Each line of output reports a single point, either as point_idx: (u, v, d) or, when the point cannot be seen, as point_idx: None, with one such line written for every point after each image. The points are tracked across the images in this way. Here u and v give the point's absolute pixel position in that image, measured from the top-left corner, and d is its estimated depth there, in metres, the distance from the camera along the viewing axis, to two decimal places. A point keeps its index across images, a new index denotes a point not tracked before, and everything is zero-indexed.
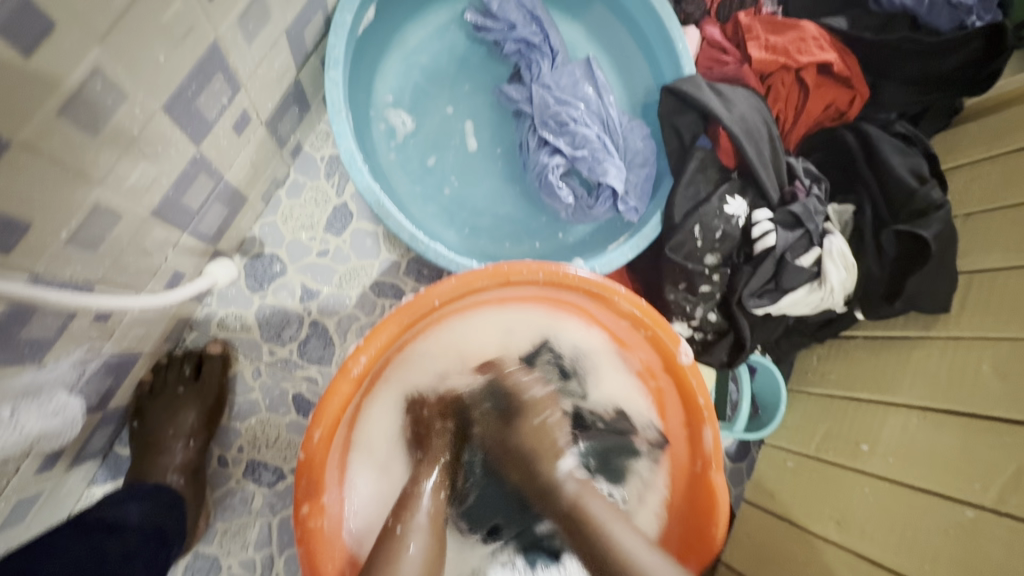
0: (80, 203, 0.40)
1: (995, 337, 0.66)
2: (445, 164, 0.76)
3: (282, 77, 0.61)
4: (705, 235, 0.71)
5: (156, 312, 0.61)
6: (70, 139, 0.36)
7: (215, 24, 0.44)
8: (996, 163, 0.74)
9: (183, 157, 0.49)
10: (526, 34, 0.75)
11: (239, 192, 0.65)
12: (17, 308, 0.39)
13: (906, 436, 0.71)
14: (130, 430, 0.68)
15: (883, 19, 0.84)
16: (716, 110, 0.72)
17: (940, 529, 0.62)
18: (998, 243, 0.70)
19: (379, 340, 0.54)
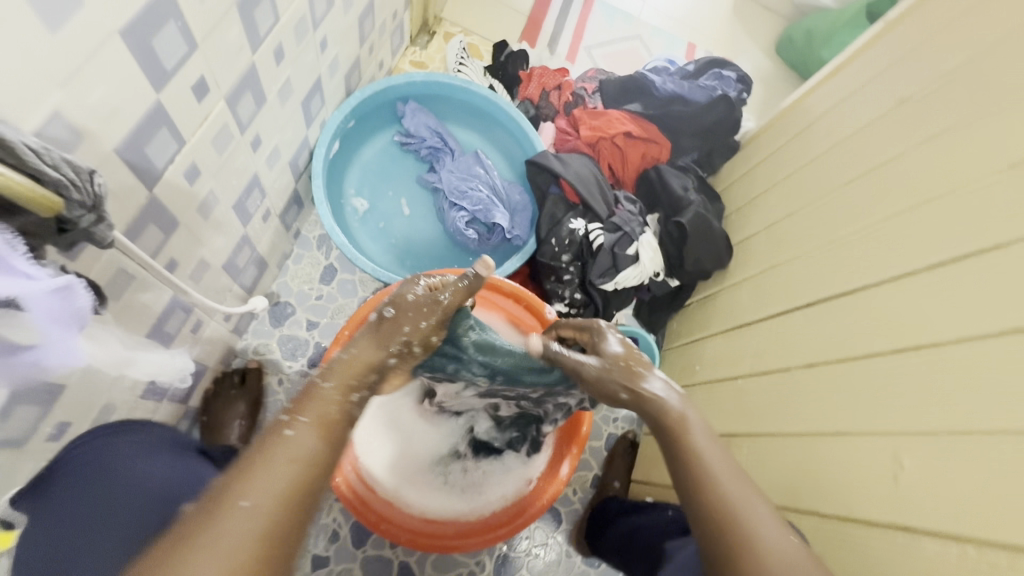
0: (195, 256, 0.79)
1: (746, 275, 1.08)
2: (393, 227, 1.19)
3: (287, 188, 1.04)
4: (559, 243, 1.12)
5: (217, 335, 0.98)
6: (197, 223, 0.76)
7: (255, 164, 0.86)
8: (746, 177, 1.24)
9: (237, 234, 0.90)
10: (434, 143, 1.23)
11: (264, 259, 1.06)
12: (167, 309, 0.77)
13: (716, 352, 1.07)
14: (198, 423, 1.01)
15: (665, 101, 1.33)
16: (556, 169, 1.16)
17: (732, 399, 0.96)
18: (746, 222, 1.16)
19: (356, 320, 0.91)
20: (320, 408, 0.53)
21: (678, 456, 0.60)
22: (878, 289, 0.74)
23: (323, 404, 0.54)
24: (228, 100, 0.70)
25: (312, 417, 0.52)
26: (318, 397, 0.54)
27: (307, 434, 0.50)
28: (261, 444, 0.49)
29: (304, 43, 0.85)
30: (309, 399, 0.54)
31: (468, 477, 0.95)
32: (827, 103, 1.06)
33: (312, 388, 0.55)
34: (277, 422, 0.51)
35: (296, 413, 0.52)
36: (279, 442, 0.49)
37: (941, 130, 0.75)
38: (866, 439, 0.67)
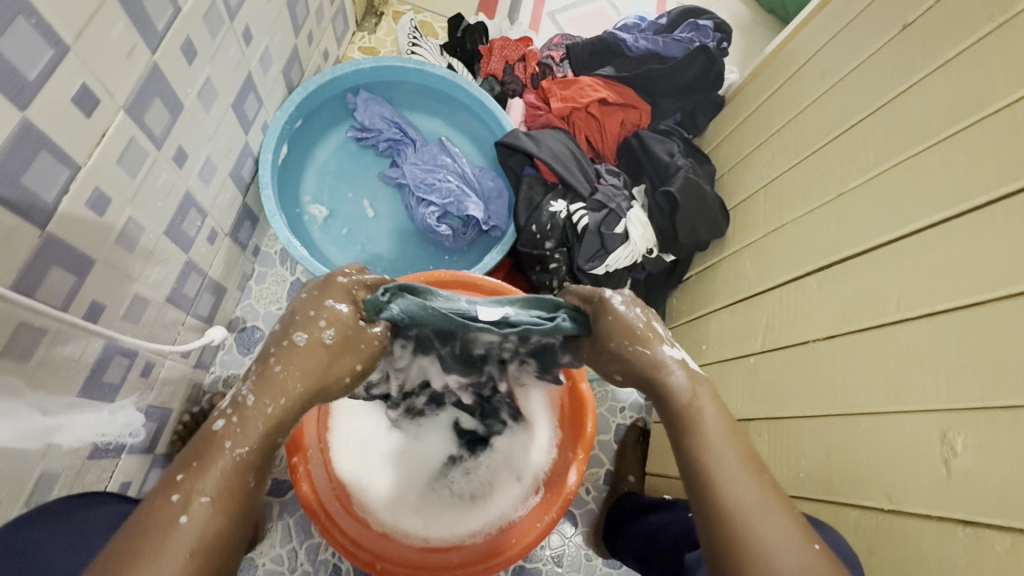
0: (127, 293, 0.69)
1: (747, 242, 0.99)
2: (358, 232, 1.10)
3: (233, 203, 0.93)
4: (540, 229, 1.03)
5: (178, 373, 0.89)
6: (121, 257, 0.66)
7: (185, 182, 0.76)
8: (734, 134, 1.14)
9: (179, 262, 0.80)
10: (392, 135, 1.13)
11: (220, 283, 0.96)
12: (104, 357, 0.67)
13: (722, 327, 0.99)
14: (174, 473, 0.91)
15: (640, 61, 1.22)
16: (529, 148, 1.06)
17: (745, 379, 0.89)
18: (739, 184, 1.07)
19: None
20: (222, 479, 0.45)
21: (686, 452, 0.51)
22: (901, 244, 0.66)
23: (224, 474, 0.45)
24: (129, 109, 0.60)
25: (217, 493, 0.44)
26: (229, 466, 0.45)
27: (205, 514, 0.43)
28: (141, 528, 0.41)
29: (221, 36, 0.74)
30: (209, 467, 0.45)
31: (472, 481, 0.88)
32: (814, 42, 0.96)
33: (215, 450, 0.46)
34: (165, 501, 0.42)
35: (195, 489, 0.43)
36: (171, 531, 0.41)
37: (954, 54, 0.66)
38: (906, 417, 0.59)
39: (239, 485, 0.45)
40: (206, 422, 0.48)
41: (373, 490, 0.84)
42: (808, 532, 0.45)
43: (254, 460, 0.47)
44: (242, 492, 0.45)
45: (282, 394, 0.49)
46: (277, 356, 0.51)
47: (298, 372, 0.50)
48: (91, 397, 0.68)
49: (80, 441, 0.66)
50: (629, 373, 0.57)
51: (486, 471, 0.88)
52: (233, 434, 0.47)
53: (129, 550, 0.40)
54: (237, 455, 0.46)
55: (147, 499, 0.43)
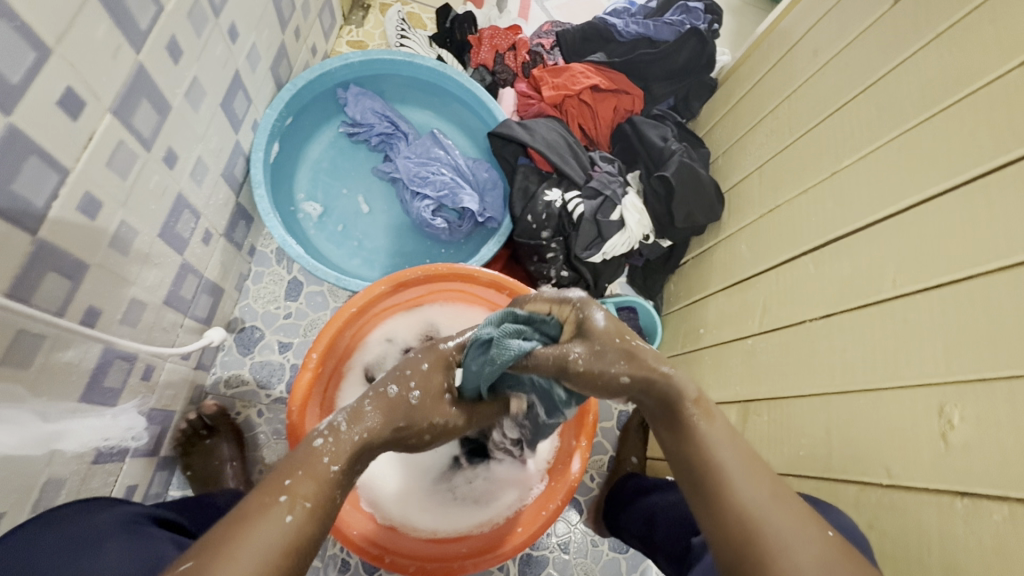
0: (123, 297, 0.69)
1: (743, 225, 0.98)
2: (353, 229, 1.10)
3: (227, 204, 0.93)
4: (536, 219, 1.02)
5: (179, 375, 0.89)
6: (115, 260, 0.66)
7: (177, 185, 0.75)
8: (728, 116, 1.14)
9: (175, 264, 0.80)
10: (383, 129, 1.12)
11: (217, 284, 0.96)
12: (103, 361, 0.67)
13: (720, 311, 0.99)
14: (186, 478, 0.92)
15: (630, 46, 1.21)
16: (522, 138, 1.05)
17: (745, 361, 0.89)
18: (734, 167, 1.06)
19: (322, 340, 0.82)
20: (318, 489, 0.48)
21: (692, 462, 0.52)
22: (896, 220, 0.65)
23: (320, 485, 0.48)
24: (116, 111, 0.60)
25: (315, 501, 0.47)
26: (321, 477, 0.49)
27: (305, 517, 0.45)
28: (244, 521, 0.43)
29: (206, 34, 0.73)
30: (310, 476, 0.48)
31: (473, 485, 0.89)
32: (805, 21, 0.96)
33: (317, 463, 0.50)
34: (273, 500, 0.45)
35: (300, 493, 0.46)
36: (276, 528, 0.43)
37: (948, 26, 0.65)
38: (905, 392, 0.59)
39: (327, 497, 0.48)
40: (307, 439, 0.52)
41: (383, 487, 0.86)
42: (818, 520, 0.48)
43: (342, 479, 0.51)
44: (330, 503, 0.48)
45: (368, 428, 0.55)
46: (370, 399, 0.58)
47: (381, 409, 0.57)
48: (92, 402, 0.68)
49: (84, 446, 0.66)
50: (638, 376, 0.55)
51: (488, 474, 0.90)
52: (330, 451, 0.51)
53: (231, 543, 0.41)
54: (332, 470, 0.50)
55: (253, 495, 0.46)
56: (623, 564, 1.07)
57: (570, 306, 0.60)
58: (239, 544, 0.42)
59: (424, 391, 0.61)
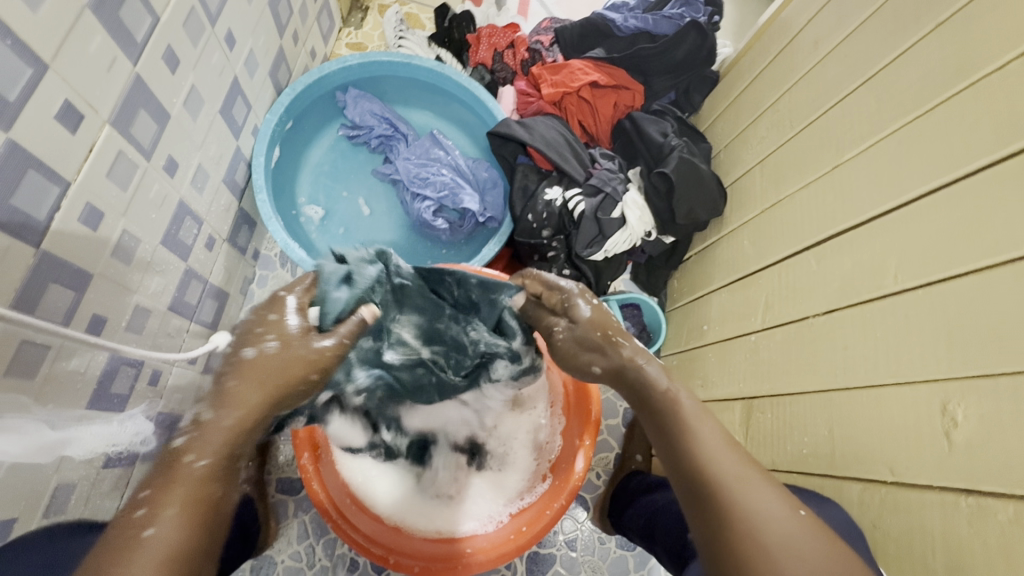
0: (127, 305, 0.70)
1: (745, 220, 0.97)
2: (356, 231, 1.11)
3: (229, 209, 0.94)
4: (536, 218, 1.02)
5: (187, 380, 0.91)
6: (117, 268, 0.66)
7: (178, 193, 0.76)
8: (729, 110, 1.13)
9: (178, 271, 0.81)
10: (383, 132, 1.12)
11: (222, 289, 0.97)
12: (110, 368, 0.69)
13: (723, 307, 0.99)
14: None
15: (630, 41, 1.20)
16: (521, 137, 1.05)
17: (748, 357, 0.88)
18: (736, 160, 1.05)
19: None
20: (187, 492, 0.46)
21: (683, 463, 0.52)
22: (898, 214, 0.64)
23: (190, 487, 0.46)
24: (114, 122, 0.61)
25: (181, 504, 0.45)
26: (196, 479, 0.47)
27: (171, 528, 0.44)
28: (112, 546, 0.43)
29: (203, 42, 0.74)
30: (172, 484, 0.46)
31: (451, 484, 0.90)
32: (806, 11, 0.94)
33: (178, 466, 0.47)
34: (133, 519, 0.44)
35: (158, 503, 0.45)
36: (135, 544, 0.42)
37: (950, 14, 0.63)
38: (909, 388, 0.58)
39: (207, 496, 0.47)
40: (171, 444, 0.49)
41: (373, 494, 0.85)
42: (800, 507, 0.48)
43: (220, 472, 0.48)
44: (211, 502, 0.47)
45: (231, 408, 0.50)
46: (229, 375, 0.52)
47: (255, 380, 0.52)
48: (100, 408, 0.69)
49: (93, 452, 0.68)
50: (608, 364, 0.62)
51: (448, 466, 0.90)
52: (194, 447, 0.48)
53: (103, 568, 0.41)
54: (198, 467, 0.47)
55: (115, 521, 0.44)
56: (631, 561, 1.07)
57: (559, 294, 0.68)
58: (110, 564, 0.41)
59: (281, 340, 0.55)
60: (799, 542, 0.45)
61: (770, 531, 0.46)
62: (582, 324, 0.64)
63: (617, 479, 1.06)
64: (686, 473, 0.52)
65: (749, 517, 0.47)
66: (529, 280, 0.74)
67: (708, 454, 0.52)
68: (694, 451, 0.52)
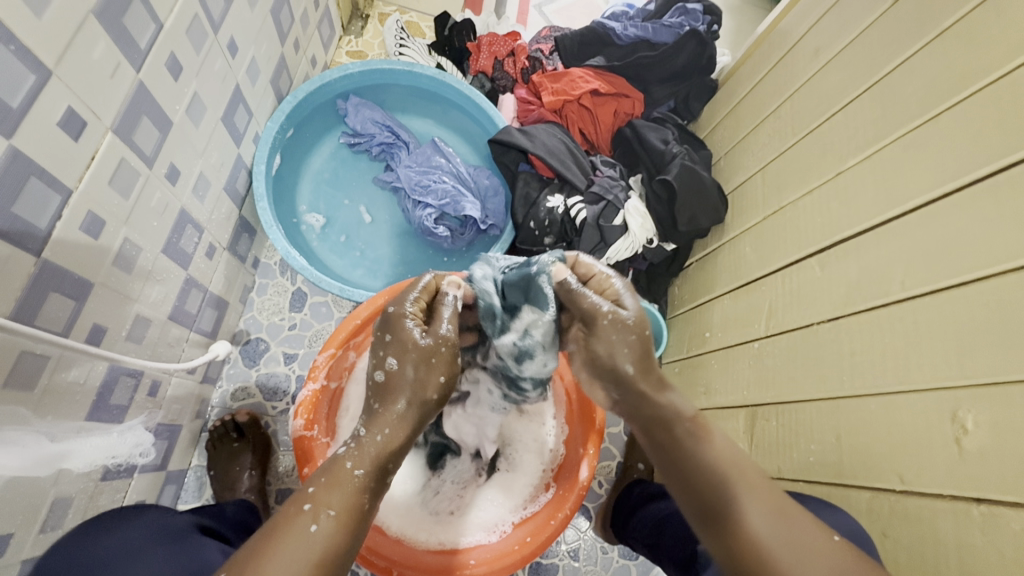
0: (127, 314, 0.69)
1: (746, 228, 0.98)
2: (356, 239, 1.10)
3: (230, 217, 0.93)
4: (538, 225, 1.02)
5: (186, 390, 0.89)
6: (118, 277, 0.66)
7: (180, 202, 0.76)
8: (729, 117, 1.14)
9: (179, 279, 0.80)
10: (384, 139, 1.12)
11: (222, 297, 0.96)
12: (109, 379, 0.68)
13: (724, 314, 0.99)
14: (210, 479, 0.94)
15: (629, 49, 1.21)
16: (523, 145, 1.05)
17: (752, 364, 0.88)
18: (736, 168, 1.06)
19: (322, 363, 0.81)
20: (345, 497, 0.51)
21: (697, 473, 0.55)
22: (902, 221, 0.65)
23: (347, 494, 0.51)
24: (117, 130, 0.60)
25: (340, 509, 0.50)
26: (348, 485, 0.52)
27: (330, 527, 0.48)
28: (273, 532, 0.47)
29: (205, 49, 0.73)
30: (336, 486, 0.51)
31: (452, 499, 0.88)
32: (806, 20, 0.95)
33: (340, 471, 0.52)
34: (299, 510, 0.49)
35: (323, 502, 0.49)
36: (301, 537, 0.47)
37: (951, 23, 0.64)
38: (917, 395, 0.58)
39: (355, 502, 0.51)
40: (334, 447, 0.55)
41: None
42: None
43: (369, 484, 0.53)
44: (355, 514, 0.51)
45: (385, 424, 0.57)
46: (375, 397, 0.59)
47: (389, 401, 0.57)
48: (100, 419, 0.68)
49: (91, 464, 0.67)
50: (641, 364, 0.60)
51: (456, 479, 0.90)
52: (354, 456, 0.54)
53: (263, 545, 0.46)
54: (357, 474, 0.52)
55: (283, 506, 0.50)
56: (634, 571, 1.06)
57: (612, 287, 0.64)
58: (272, 549, 0.46)
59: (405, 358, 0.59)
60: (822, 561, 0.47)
61: (783, 552, 0.48)
62: (626, 316, 0.60)
63: (620, 488, 1.05)
64: (701, 492, 0.54)
65: (765, 539, 0.49)
66: (580, 265, 0.67)
67: (726, 473, 0.54)
68: (713, 470, 0.54)
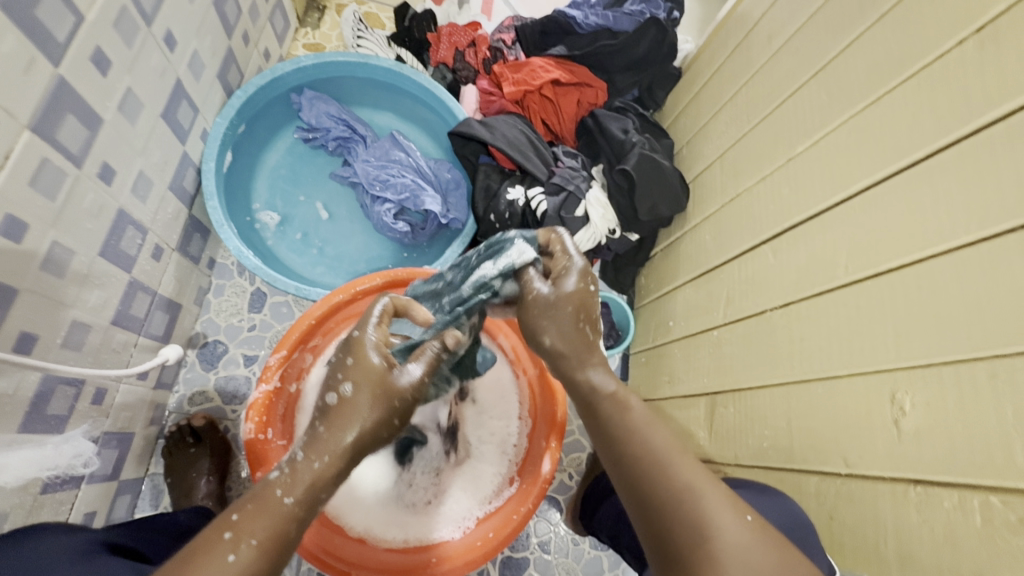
0: (61, 320, 0.66)
1: (705, 217, 0.98)
2: (314, 236, 1.08)
3: (178, 217, 0.90)
4: (498, 218, 1.01)
5: (137, 397, 0.87)
6: (47, 283, 0.63)
7: (117, 203, 0.73)
8: (689, 105, 1.13)
9: (121, 283, 0.77)
10: (340, 133, 1.10)
11: (173, 300, 0.93)
12: (42, 390, 0.65)
13: (687, 304, 0.99)
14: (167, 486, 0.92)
15: (591, 37, 1.19)
16: (482, 136, 1.03)
17: (711, 352, 0.88)
18: (696, 156, 1.06)
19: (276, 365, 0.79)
20: (270, 525, 0.47)
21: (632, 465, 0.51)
22: (847, 205, 0.65)
23: (273, 519, 0.47)
24: (36, 128, 0.57)
25: (263, 538, 0.46)
26: (274, 510, 0.48)
27: (250, 556, 0.45)
28: (191, 560, 0.44)
29: (138, 43, 0.70)
30: (262, 513, 0.47)
31: (424, 492, 0.87)
32: (760, 6, 0.95)
33: (268, 496, 0.48)
34: (218, 538, 0.45)
35: (246, 530, 0.46)
36: (217, 566, 0.43)
37: (891, 6, 0.65)
38: (860, 378, 0.59)
39: (278, 529, 0.47)
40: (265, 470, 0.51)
41: (347, 494, 0.83)
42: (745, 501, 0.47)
43: (299, 511, 0.49)
44: (282, 539, 0.48)
45: (327, 450, 0.52)
46: (320, 418, 0.54)
47: (332, 414, 0.55)
48: (35, 430, 0.66)
49: (25, 478, 0.64)
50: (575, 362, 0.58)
51: (427, 467, 0.89)
52: (292, 476, 0.50)
53: (182, 570, 0.43)
54: (285, 503, 0.48)
55: (203, 532, 0.46)
56: (605, 561, 1.06)
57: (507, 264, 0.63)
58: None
59: (360, 380, 0.55)
60: (754, 550, 0.44)
61: None
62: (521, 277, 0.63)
63: (588, 479, 1.05)
64: (638, 493, 0.50)
65: None
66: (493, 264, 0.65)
67: (660, 467, 0.50)
68: (648, 466, 0.50)
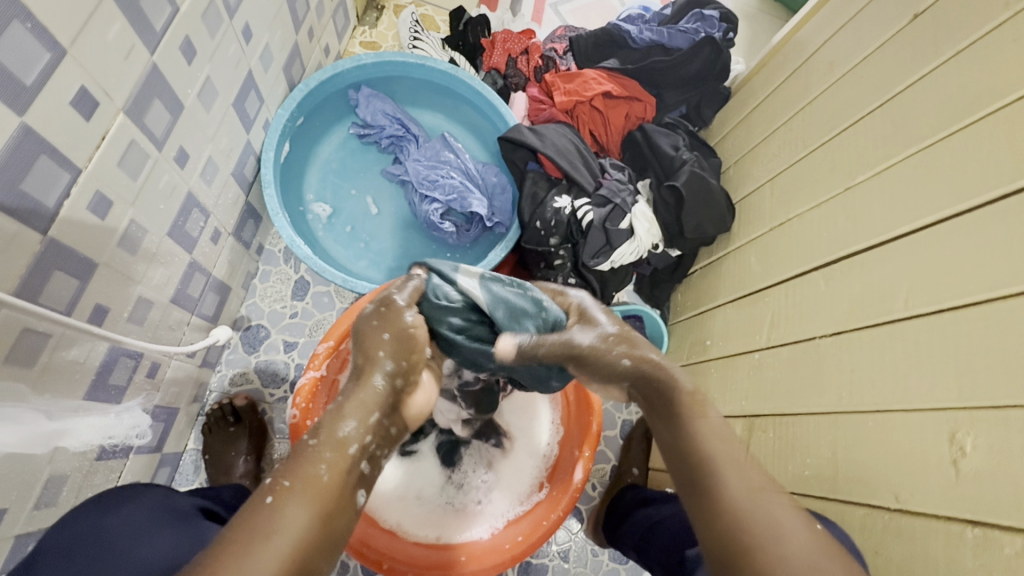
0: (130, 294, 0.69)
1: (749, 242, 0.98)
2: (360, 230, 1.10)
3: (236, 203, 0.93)
4: (545, 225, 1.02)
5: (185, 374, 0.90)
6: (122, 259, 0.66)
7: (186, 185, 0.75)
8: (739, 126, 1.13)
9: (183, 263, 0.80)
10: (393, 131, 1.12)
11: (224, 283, 0.96)
12: (108, 359, 0.68)
13: (726, 324, 0.99)
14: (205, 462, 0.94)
15: (643, 53, 1.20)
16: (533, 145, 1.04)
17: (751, 374, 0.88)
18: (744, 177, 1.06)
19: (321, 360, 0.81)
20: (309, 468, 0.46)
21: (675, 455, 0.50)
22: (911, 239, 0.64)
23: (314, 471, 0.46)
24: (129, 111, 0.60)
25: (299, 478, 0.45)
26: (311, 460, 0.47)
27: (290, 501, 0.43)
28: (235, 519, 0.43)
29: (220, 34, 0.73)
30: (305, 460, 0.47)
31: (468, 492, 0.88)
32: (822, 32, 0.95)
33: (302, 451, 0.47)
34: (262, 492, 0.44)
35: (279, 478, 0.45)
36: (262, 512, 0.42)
37: (968, 43, 0.64)
38: (918, 414, 0.58)
39: (314, 476, 0.46)
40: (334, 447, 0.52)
41: (391, 493, 0.85)
42: None
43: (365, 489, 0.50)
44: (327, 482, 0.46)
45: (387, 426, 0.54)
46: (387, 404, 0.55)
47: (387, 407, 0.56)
48: (97, 399, 0.68)
49: (87, 444, 0.67)
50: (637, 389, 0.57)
51: (475, 466, 0.89)
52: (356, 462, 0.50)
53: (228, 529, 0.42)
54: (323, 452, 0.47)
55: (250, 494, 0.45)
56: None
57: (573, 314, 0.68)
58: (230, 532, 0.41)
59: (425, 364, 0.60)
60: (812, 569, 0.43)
61: None
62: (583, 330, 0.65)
63: (613, 491, 1.05)
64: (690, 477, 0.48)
65: None
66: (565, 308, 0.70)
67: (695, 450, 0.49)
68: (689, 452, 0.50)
